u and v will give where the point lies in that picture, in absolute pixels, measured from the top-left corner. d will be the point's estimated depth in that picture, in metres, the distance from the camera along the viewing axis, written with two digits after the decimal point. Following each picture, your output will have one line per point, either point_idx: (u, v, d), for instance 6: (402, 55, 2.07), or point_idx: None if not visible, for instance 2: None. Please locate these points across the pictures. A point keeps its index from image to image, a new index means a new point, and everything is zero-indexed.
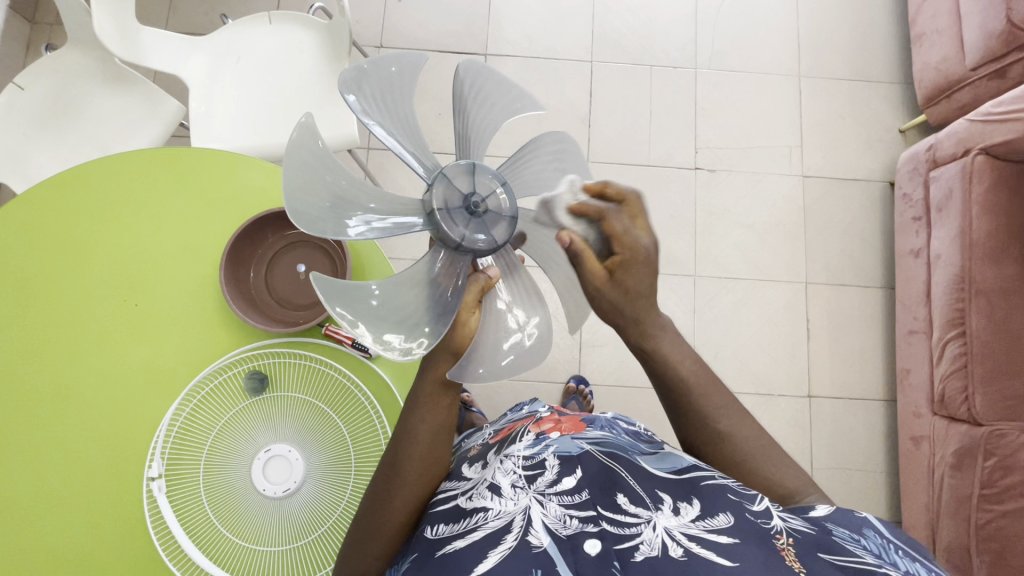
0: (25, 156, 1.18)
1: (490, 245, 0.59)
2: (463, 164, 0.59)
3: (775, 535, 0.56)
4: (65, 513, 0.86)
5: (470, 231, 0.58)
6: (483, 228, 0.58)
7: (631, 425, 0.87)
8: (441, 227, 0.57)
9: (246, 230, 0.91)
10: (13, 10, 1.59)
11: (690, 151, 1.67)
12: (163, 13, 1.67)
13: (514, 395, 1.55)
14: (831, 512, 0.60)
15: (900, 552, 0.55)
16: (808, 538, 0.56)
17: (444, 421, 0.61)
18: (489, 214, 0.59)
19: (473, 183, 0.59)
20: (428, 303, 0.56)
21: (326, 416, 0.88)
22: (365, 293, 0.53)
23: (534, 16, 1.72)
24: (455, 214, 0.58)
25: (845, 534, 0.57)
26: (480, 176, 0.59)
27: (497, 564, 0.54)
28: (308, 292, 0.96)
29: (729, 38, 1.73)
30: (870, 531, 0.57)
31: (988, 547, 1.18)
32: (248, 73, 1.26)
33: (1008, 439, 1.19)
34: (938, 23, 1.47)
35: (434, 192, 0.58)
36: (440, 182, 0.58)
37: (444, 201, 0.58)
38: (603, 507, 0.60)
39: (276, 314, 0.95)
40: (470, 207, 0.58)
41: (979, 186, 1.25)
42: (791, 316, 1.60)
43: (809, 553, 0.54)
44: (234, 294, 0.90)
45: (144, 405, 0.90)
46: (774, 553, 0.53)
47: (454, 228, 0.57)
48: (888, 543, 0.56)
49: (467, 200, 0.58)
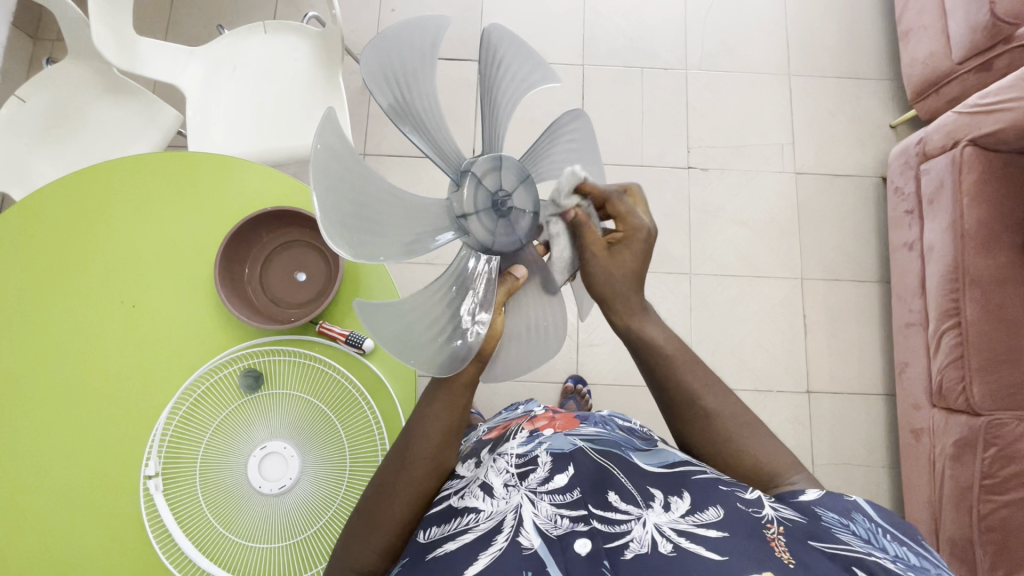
0: (27, 165, 1.20)
1: (484, 242, 0.58)
2: (522, 172, 0.60)
3: (765, 525, 0.55)
4: (61, 514, 0.87)
5: (468, 190, 0.58)
6: (496, 227, 0.58)
7: (627, 421, 0.87)
8: (465, 193, 0.57)
9: (264, 215, 0.93)
10: (14, 27, 1.62)
11: (684, 151, 1.68)
12: (163, 26, 1.71)
13: (512, 395, 1.56)
14: (820, 493, 0.59)
15: (889, 536, 0.55)
16: (800, 526, 0.56)
17: (456, 421, 0.64)
18: (489, 229, 0.58)
19: (516, 190, 0.59)
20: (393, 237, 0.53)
21: (321, 412, 0.89)
22: (419, 73, 0.54)
23: (524, 21, 1.75)
24: (480, 195, 0.58)
25: (834, 518, 0.57)
26: (522, 188, 0.59)
27: (488, 565, 0.54)
28: (289, 295, 0.97)
29: (719, 40, 1.75)
30: (859, 515, 0.57)
31: (991, 538, 1.17)
32: (242, 78, 1.28)
33: (1007, 429, 1.18)
34: (923, 19, 1.49)
35: (480, 164, 0.58)
36: (522, 185, 0.59)
37: (498, 170, 0.58)
38: (594, 505, 0.60)
39: (249, 292, 0.95)
40: (497, 206, 0.58)
41: (969, 176, 1.25)
42: (788, 312, 1.60)
43: (799, 542, 0.54)
44: (223, 258, 0.91)
45: (137, 403, 0.91)
46: (764, 546, 0.52)
47: (469, 180, 0.58)
48: (877, 527, 0.56)
49: (498, 194, 0.58)
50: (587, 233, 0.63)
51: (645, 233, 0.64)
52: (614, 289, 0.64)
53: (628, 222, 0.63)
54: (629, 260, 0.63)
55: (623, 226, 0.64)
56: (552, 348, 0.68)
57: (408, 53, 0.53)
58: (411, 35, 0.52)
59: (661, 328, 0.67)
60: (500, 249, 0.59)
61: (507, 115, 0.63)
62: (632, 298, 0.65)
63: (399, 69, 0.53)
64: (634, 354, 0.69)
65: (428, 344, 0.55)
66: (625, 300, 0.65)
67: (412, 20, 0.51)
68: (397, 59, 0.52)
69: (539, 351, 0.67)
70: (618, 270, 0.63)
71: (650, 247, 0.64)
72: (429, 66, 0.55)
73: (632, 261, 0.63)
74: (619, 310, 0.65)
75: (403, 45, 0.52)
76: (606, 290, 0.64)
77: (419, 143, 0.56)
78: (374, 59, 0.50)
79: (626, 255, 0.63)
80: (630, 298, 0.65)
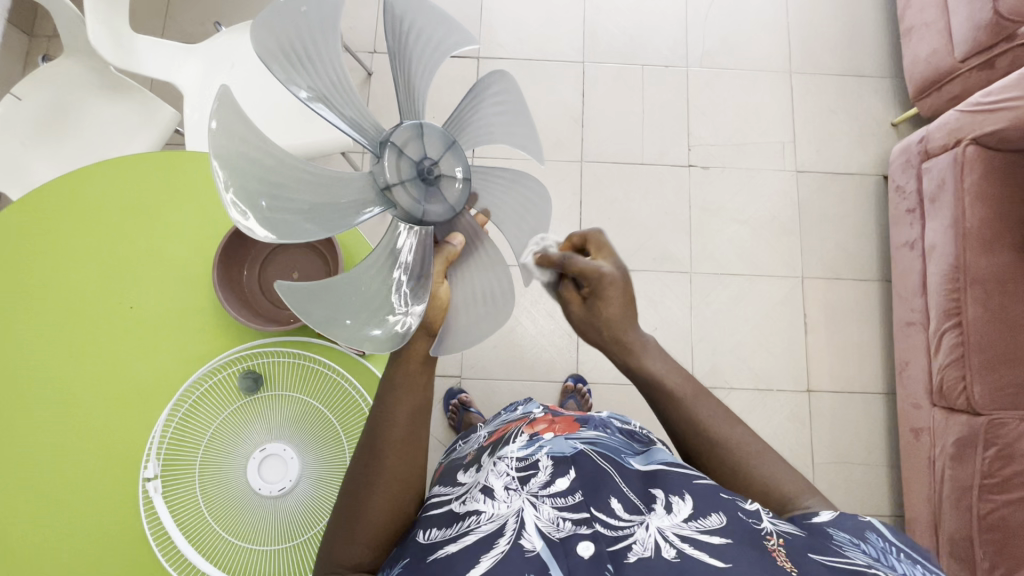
0: (23, 164, 1.19)
1: (415, 212, 0.57)
2: (448, 137, 0.58)
3: (766, 536, 0.55)
4: (58, 517, 0.86)
5: (390, 161, 0.56)
6: (426, 196, 0.57)
7: (626, 423, 0.87)
8: (387, 164, 0.56)
9: None
10: (9, 24, 1.61)
11: (685, 150, 1.67)
12: (159, 23, 1.69)
13: (511, 395, 1.55)
14: (834, 517, 0.58)
15: (900, 557, 0.53)
16: (799, 540, 0.55)
17: (421, 401, 0.61)
18: (417, 198, 0.57)
19: (443, 155, 0.57)
20: (308, 212, 0.53)
21: (321, 414, 0.88)
22: (318, 38, 0.53)
23: (524, 19, 1.74)
24: (404, 165, 0.56)
25: (845, 539, 0.55)
26: (449, 153, 0.58)
27: (492, 566, 0.53)
28: None
29: (720, 37, 1.74)
30: (871, 536, 0.55)
31: (991, 538, 1.17)
32: (239, 74, 1.27)
33: (1008, 429, 1.18)
34: (926, 17, 1.48)
35: (400, 134, 0.56)
36: (450, 150, 0.58)
37: (419, 138, 0.57)
38: (596, 509, 0.60)
39: (247, 291, 0.95)
40: (424, 174, 0.57)
41: (972, 175, 1.25)
42: (788, 311, 1.60)
43: (799, 554, 0.52)
44: (222, 258, 0.91)
45: (135, 404, 0.90)
46: (766, 555, 0.52)
47: (390, 151, 0.56)
48: (890, 547, 0.54)
49: (423, 162, 0.57)
50: (566, 292, 0.68)
51: (608, 275, 0.65)
52: (607, 338, 0.67)
53: (588, 276, 0.65)
54: (609, 311, 0.66)
55: (585, 280, 0.65)
56: (498, 315, 0.64)
57: (306, 28, 0.52)
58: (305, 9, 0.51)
59: (662, 363, 0.69)
60: (434, 218, 0.59)
61: (424, 85, 0.59)
62: (621, 336, 0.67)
63: (296, 43, 0.52)
64: (637, 383, 0.70)
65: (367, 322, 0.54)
66: (622, 340, 0.67)
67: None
68: (294, 36, 0.51)
69: (485, 317, 0.64)
70: (602, 325, 0.67)
71: (621, 290, 0.65)
72: (331, 33, 0.53)
73: (614, 310, 0.66)
74: (618, 350, 0.68)
75: (301, 20, 0.51)
76: (599, 339, 0.68)
77: (323, 113, 0.55)
78: (268, 36, 0.50)
79: (604, 307, 0.66)
80: (622, 336, 0.67)
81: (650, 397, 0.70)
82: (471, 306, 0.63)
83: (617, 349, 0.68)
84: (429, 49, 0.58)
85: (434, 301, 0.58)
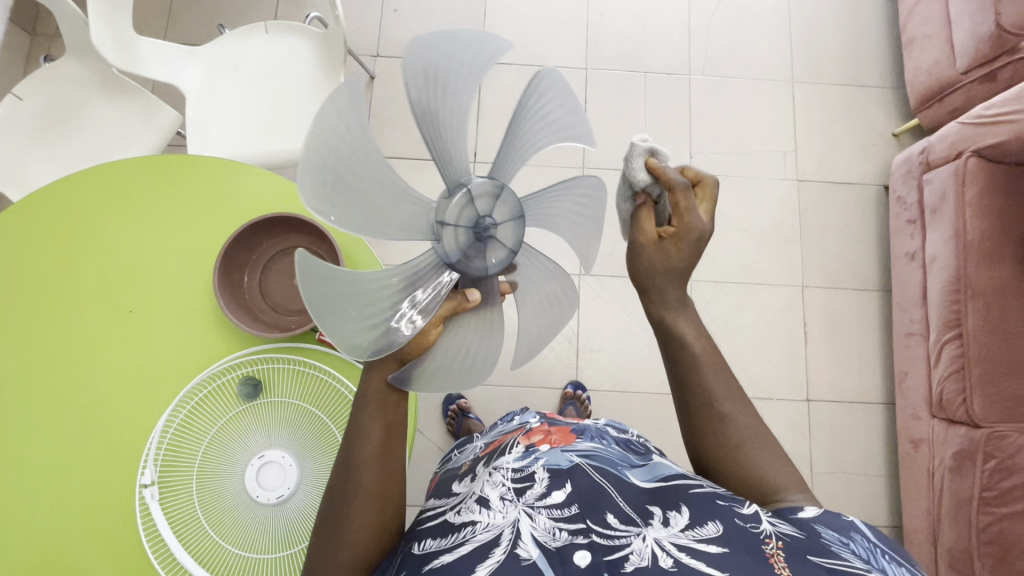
0: (23, 165, 1.18)
1: (451, 256, 0.59)
2: (517, 212, 0.61)
3: (764, 540, 0.53)
4: (50, 523, 0.86)
5: (458, 203, 0.57)
6: (470, 251, 0.59)
7: (623, 433, 0.87)
8: (455, 206, 0.57)
9: (273, 220, 0.92)
10: (12, 24, 1.61)
11: (687, 157, 1.68)
12: (162, 24, 1.69)
13: (509, 401, 1.55)
14: (819, 513, 0.58)
15: (887, 557, 0.53)
16: (798, 542, 0.54)
17: (396, 417, 0.61)
18: (462, 247, 0.58)
19: (504, 225, 0.60)
20: (369, 218, 0.54)
21: (320, 421, 0.88)
22: (456, 77, 0.54)
23: (528, 24, 1.74)
24: (468, 214, 0.58)
25: (834, 538, 0.55)
26: (509, 227, 0.60)
27: None
28: (288, 299, 0.96)
29: (723, 45, 1.75)
30: (857, 535, 0.55)
31: (990, 550, 1.17)
32: (242, 79, 1.27)
33: (1008, 442, 1.18)
34: (928, 28, 1.49)
35: (479, 189, 0.58)
36: (513, 222, 0.60)
37: (494, 199, 0.59)
38: (592, 521, 0.59)
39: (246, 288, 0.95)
40: (481, 232, 0.59)
41: (973, 188, 1.25)
42: (788, 319, 1.60)
43: (798, 558, 0.51)
44: (229, 255, 0.91)
45: (130, 409, 0.90)
46: (763, 562, 0.51)
47: (463, 196, 0.58)
48: (875, 548, 0.54)
49: (485, 219, 0.58)
50: (643, 221, 0.65)
51: (701, 231, 0.63)
52: (653, 280, 0.65)
53: (682, 220, 0.62)
54: (676, 261, 0.64)
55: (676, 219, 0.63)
56: (478, 372, 0.66)
57: (461, 62, 0.53)
58: (472, 46, 0.52)
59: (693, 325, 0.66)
60: (465, 269, 0.60)
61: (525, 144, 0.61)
62: (669, 289, 0.65)
63: (444, 72, 0.53)
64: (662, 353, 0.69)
65: (363, 324, 0.56)
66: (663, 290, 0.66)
67: (478, 35, 0.52)
68: (449, 62, 0.52)
69: (469, 373, 0.66)
70: (657, 266, 0.65)
71: (699, 247, 0.64)
72: (477, 72, 0.55)
73: (681, 262, 0.64)
74: (656, 299, 0.66)
75: (462, 49, 0.52)
76: (643, 279, 0.66)
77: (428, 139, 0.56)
78: (422, 59, 0.50)
79: (673, 252, 0.64)
80: (668, 288, 0.65)
81: (665, 351, 0.68)
82: (448, 355, 0.63)
83: (654, 296, 0.66)
84: (470, 58, 0.53)
85: (420, 340, 0.59)
